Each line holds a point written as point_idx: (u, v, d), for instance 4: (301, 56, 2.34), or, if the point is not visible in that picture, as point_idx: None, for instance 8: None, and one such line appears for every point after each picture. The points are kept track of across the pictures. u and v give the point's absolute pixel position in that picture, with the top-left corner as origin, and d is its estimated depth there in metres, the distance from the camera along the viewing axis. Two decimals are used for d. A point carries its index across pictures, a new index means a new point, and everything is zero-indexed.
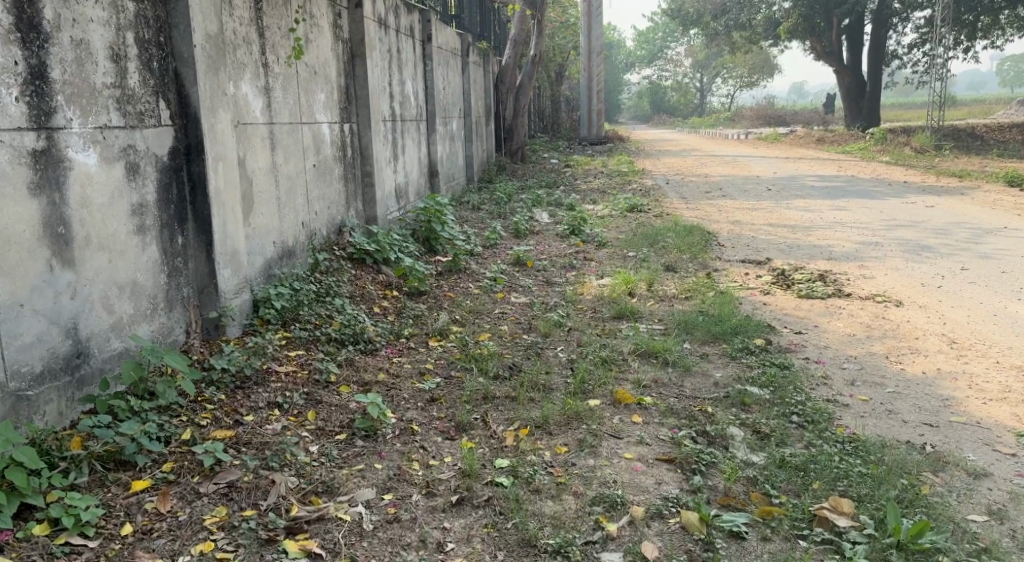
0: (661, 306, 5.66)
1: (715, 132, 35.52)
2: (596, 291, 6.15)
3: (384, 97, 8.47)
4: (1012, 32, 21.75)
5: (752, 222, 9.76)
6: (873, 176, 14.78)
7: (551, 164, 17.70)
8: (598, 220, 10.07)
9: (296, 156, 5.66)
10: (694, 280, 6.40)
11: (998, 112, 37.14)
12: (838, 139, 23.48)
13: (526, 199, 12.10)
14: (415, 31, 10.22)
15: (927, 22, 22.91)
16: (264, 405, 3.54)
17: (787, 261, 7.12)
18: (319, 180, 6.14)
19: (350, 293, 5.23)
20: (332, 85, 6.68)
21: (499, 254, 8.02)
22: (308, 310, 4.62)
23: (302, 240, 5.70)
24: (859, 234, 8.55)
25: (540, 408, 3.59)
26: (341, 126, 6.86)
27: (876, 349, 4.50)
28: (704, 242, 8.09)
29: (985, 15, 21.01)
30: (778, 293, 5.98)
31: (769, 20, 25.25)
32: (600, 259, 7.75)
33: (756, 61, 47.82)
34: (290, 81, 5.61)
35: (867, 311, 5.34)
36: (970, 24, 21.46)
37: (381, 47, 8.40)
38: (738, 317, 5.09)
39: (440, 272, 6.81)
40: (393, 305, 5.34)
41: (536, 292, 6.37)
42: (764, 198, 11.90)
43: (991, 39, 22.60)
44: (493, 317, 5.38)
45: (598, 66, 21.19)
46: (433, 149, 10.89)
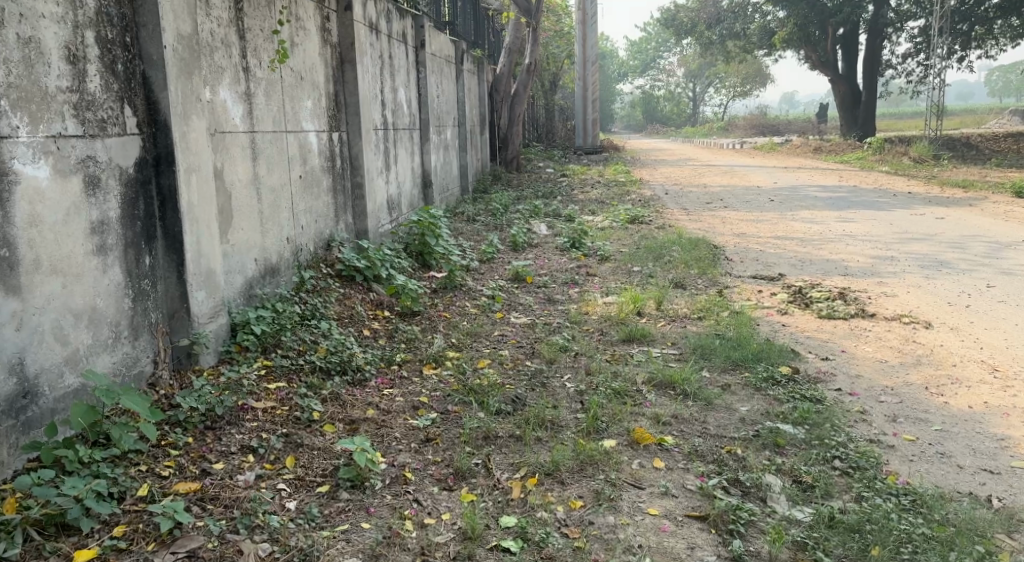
0: (672, 329, 5.29)
1: (709, 142, 35.27)
2: (602, 311, 5.78)
3: (375, 105, 8.10)
4: (1005, 41, 21.56)
5: (758, 234, 9.41)
6: (875, 186, 14.44)
7: (547, 173, 17.34)
8: (599, 232, 9.70)
9: (280, 167, 5.29)
10: (705, 298, 6.03)
11: (991, 122, 37.00)
12: (836, 148, 23.18)
13: (523, 210, 11.73)
14: (408, 37, 9.85)
15: (922, 31, 22.66)
16: (236, 449, 3.16)
17: (801, 277, 6.76)
18: (305, 193, 5.76)
19: (339, 315, 4.86)
20: (320, 92, 6.31)
21: (497, 269, 7.64)
22: (292, 334, 4.24)
23: (287, 257, 5.32)
24: (870, 247, 8.19)
25: (550, 451, 3.24)
26: (330, 134, 6.49)
27: (913, 379, 4.15)
28: (712, 257, 7.73)
29: (978, 25, 20.80)
30: (796, 312, 5.62)
31: (764, 29, 24.98)
32: (604, 275, 7.39)
33: (750, 70, 47.61)
34: (273, 87, 5.24)
35: (894, 334, 4.98)
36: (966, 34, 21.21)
37: (372, 52, 8.03)
38: (758, 341, 4.73)
39: (434, 289, 6.44)
40: (385, 328, 4.97)
41: (538, 311, 5.99)
42: (767, 209, 11.55)
43: (986, 49, 22.40)
44: (494, 341, 5.00)
45: (593, 75, 20.87)
46: (427, 158, 10.52)
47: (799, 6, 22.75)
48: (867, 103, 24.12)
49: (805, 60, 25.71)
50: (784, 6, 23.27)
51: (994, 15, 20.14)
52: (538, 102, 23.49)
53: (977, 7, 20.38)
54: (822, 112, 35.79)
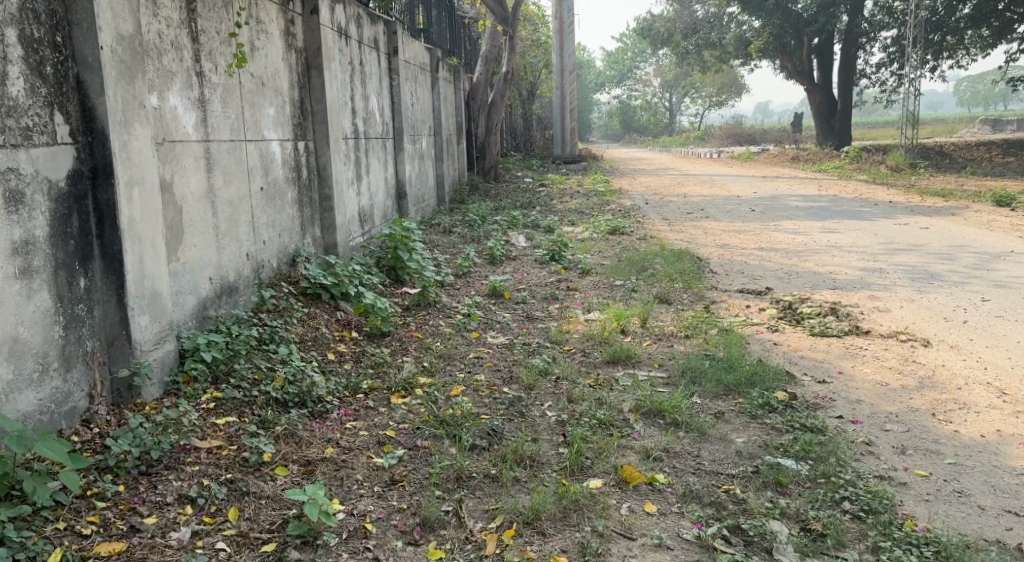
0: (658, 350, 5.00)
1: (687, 152, 35.16)
2: (583, 330, 5.48)
3: (345, 114, 7.79)
4: (976, 51, 21.62)
5: (741, 245, 9.15)
6: (856, 196, 14.23)
7: (525, 183, 17.05)
8: (579, 244, 9.39)
9: (237, 179, 5.02)
10: (692, 315, 5.75)
11: (962, 131, 37.24)
12: (813, 157, 23.08)
13: (501, 221, 11.42)
14: (380, 43, 9.54)
15: (896, 41, 22.67)
16: (172, 499, 2.86)
17: (790, 292, 6.49)
18: (267, 206, 5.49)
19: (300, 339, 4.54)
20: (284, 98, 6.03)
21: (474, 284, 7.33)
22: (247, 361, 3.92)
23: (246, 274, 5.05)
24: (857, 259, 7.94)
25: (529, 496, 2.96)
26: (295, 144, 6.20)
27: (918, 404, 3.88)
28: (696, 270, 7.44)
29: (950, 36, 20.82)
30: (788, 329, 5.34)
31: (740, 39, 24.94)
32: (585, 289, 7.08)
33: (726, 80, 47.64)
34: (230, 93, 4.99)
35: (892, 353, 4.72)
36: (939, 43, 21.18)
37: (341, 58, 7.72)
38: (751, 364, 4.45)
39: (407, 306, 6.13)
40: (350, 350, 4.65)
41: (516, 330, 5.68)
42: (749, 219, 11.28)
43: (959, 59, 22.44)
44: (470, 364, 4.68)
45: (571, 84, 20.64)
46: (401, 168, 10.19)
47: (775, 15, 22.67)
48: (843, 113, 24.05)
49: (781, 69, 25.63)
50: (760, 15, 23.18)
51: (966, 24, 20.12)
52: (518, 111, 23.20)
53: (948, 17, 20.35)
54: (798, 121, 35.79)
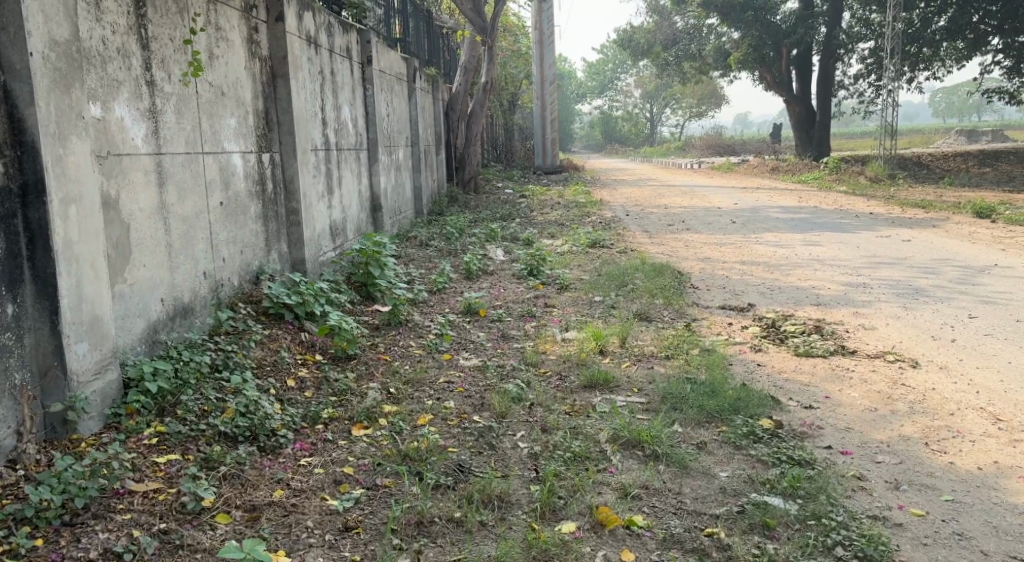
0: (638, 372, 4.78)
1: (669, 162, 35.09)
2: (559, 351, 5.26)
3: (315, 124, 7.62)
4: (951, 63, 21.70)
5: (722, 258, 8.96)
6: (836, 207, 14.10)
7: (505, 195, 16.83)
8: (558, 258, 9.18)
9: (196, 194, 4.96)
10: (673, 334, 5.54)
11: (937, 142, 37.50)
12: (793, 168, 23.03)
13: (479, 234, 11.19)
14: (353, 53, 9.34)
15: (874, 53, 22.71)
16: (97, 553, 2.69)
17: (773, 308, 6.29)
18: (228, 222, 5.43)
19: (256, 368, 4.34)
20: (246, 108, 5.97)
21: (449, 300, 7.11)
22: (195, 392, 3.73)
23: (205, 293, 4.99)
24: (840, 272, 7.77)
25: (497, 546, 2.78)
26: (259, 156, 6.12)
27: (909, 431, 3.67)
28: (676, 285, 7.24)
29: (927, 48, 20.88)
30: (772, 349, 5.13)
31: (719, 50, 24.93)
32: (563, 306, 6.86)
33: (705, 91, 47.78)
34: (186, 102, 4.94)
35: (880, 375, 4.51)
36: (915, 55, 21.22)
37: (309, 67, 7.58)
38: (734, 388, 4.24)
39: (376, 326, 5.92)
40: (312, 377, 4.46)
41: (490, 351, 5.45)
42: (730, 232, 11.11)
43: (935, 70, 22.50)
44: (439, 390, 4.46)
45: (551, 95, 20.48)
46: (377, 180, 9.95)
47: (754, 27, 22.65)
48: (822, 124, 24.05)
49: (761, 80, 25.62)
50: (738, 26, 23.16)
51: (941, 36, 20.17)
52: (498, 122, 22.99)
53: (924, 29, 20.38)
54: (777, 131, 35.85)
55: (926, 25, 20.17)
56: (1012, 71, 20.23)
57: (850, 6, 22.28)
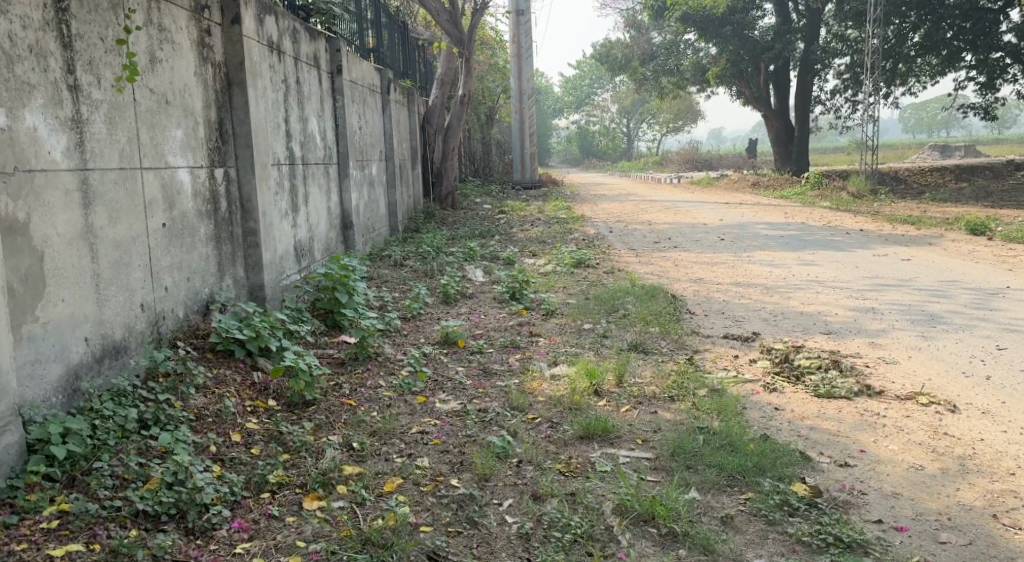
0: (641, 418, 4.19)
1: (648, 176, 34.58)
2: (549, 393, 4.67)
3: (277, 136, 7.13)
4: (926, 78, 21.46)
5: (715, 279, 8.38)
6: (824, 223, 13.59)
7: (483, 210, 16.21)
8: (542, 279, 8.58)
9: (128, 217, 4.68)
10: (675, 369, 4.97)
11: (915, 155, 37.21)
12: (774, 182, 22.62)
13: (457, 253, 10.57)
14: (321, 61, 8.74)
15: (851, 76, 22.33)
16: None
17: (781, 337, 5.72)
18: (170, 245, 5.16)
19: (193, 422, 3.96)
20: (196, 119, 5.64)
21: (424, 328, 6.50)
22: (114, 457, 3.34)
23: (140, 327, 4.70)
24: (845, 294, 7.20)
25: None
26: (210, 171, 5.79)
27: (968, 499, 3.14)
28: (669, 310, 6.65)
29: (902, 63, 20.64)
30: (790, 389, 4.54)
31: (697, 65, 24.56)
32: (549, 335, 6.26)
33: (682, 105, 47.47)
34: (119, 109, 4.61)
35: (917, 422, 3.93)
36: (892, 70, 20.95)
37: (272, 75, 7.05)
38: (753, 441, 3.67)
39: (342, 361, 5.37)
40: (262, 432, 4.02)
41: (470, 392, 4.85)
42: (719, 249, 10.53)
43: (911, 85, 22.26)
44: (411, 444, 3.90)
45: (529, 109, 19.96)
46: (348, 195, 9.34)
47: (732, 42, 22.30)
48: (802, 138, 23.74)
49: (739, 95, 25.26)
50: (716, 42, 22.79)
51: (917, 52, 19.92)
52: (475, 136, 22.40)
53: (900, 45, 20.11)
54: (754, 146, 35.44)
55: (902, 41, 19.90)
56: (986, 86, 20.02)
57: (827, 21, 22.00)
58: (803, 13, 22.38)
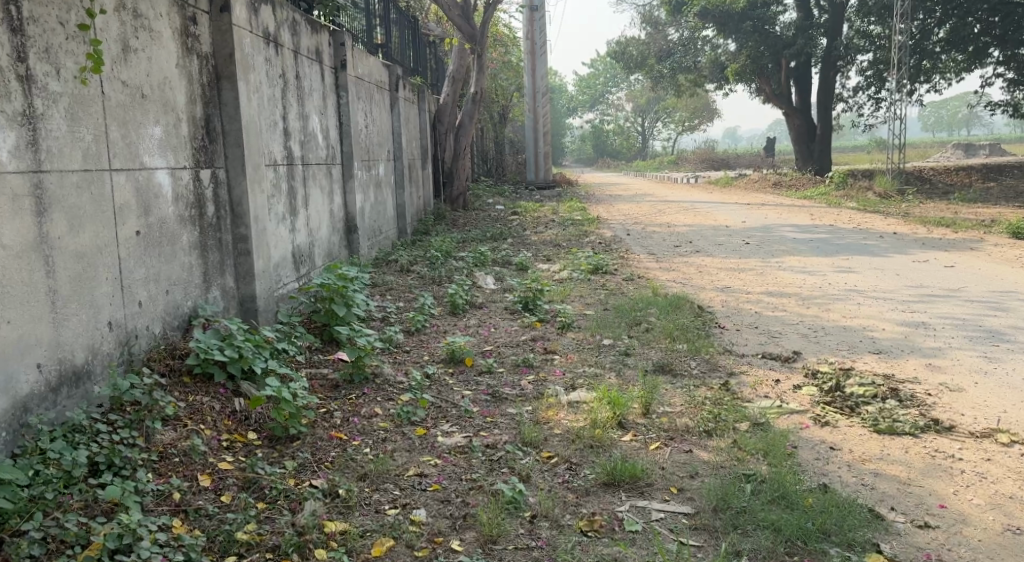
0: (673, 459, 3.63)
1: (665, 176, 33.85)
2: (569, 426, 4.12)
3: (273, 135, 6.60)
4: (951, 75, 20.79)
5: (745, 287, 7.78)
6: (854, 226, 12.93)
7: (495, 212, 15.64)
8: (557, 286, 8.02)
9: (94, 223, 4.17)
10: (710, 396, 4.41)
11: (938, 155, 36.35)
12: (796, 182, 21.93)
13: (467, 258, 10.00)
14: (324, 55, 8.21)
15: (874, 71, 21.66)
16: None
17: (826, 359, 5.13)
18: (146, 254, 4.65)
19: (155, 463, 3.46)
20: (180, 115, 5.13)
21: (429, 343, 5.95)
22: (50, 514, 2.93)
23: (106, 348, 4.20)
24: (890, 305, 6.59)
25: None
26: (195, 172, 5.27)
27: None
28: (698, 324, 6.06)
29: (927, 60, 19.99)
30: (844, 424, 3.96)
31: (715, 62, 23.76)
32: (565, 353, 5.68)
33: (699, 104, 46.72)
34: (83, 103, 4.11)
35: (1001, 467, 3.38)
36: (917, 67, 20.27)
37: (267, 69, 6.52)
38: (811, 494, 3.12)
39: (336, 385, 4.86)
40: (236, 475, 3.52)
41: (477, 423, 4.30)
42: (747, 254, 9.92)
43: (937, 82, 21.57)
44: (406, 492, 3.41)
45: (543, 107, 19.39)
46: (353, 198, 8.81)
47: (752, 37, 21.63)
48: (824, 137, 23.03)
49: (759, 93, 24.55)
50: (736, 37, 22.13)
51: (942, 48, 19.29)
52: (487, 135, 21.83)
53: (925, 41, 19.47)
54: (772, 145, 34.67)
55: (926, 36, 19.26)
56: (1015, 83, 19.33)
57: (850, 17, 21.34)
58: (826, 9, 21.70)
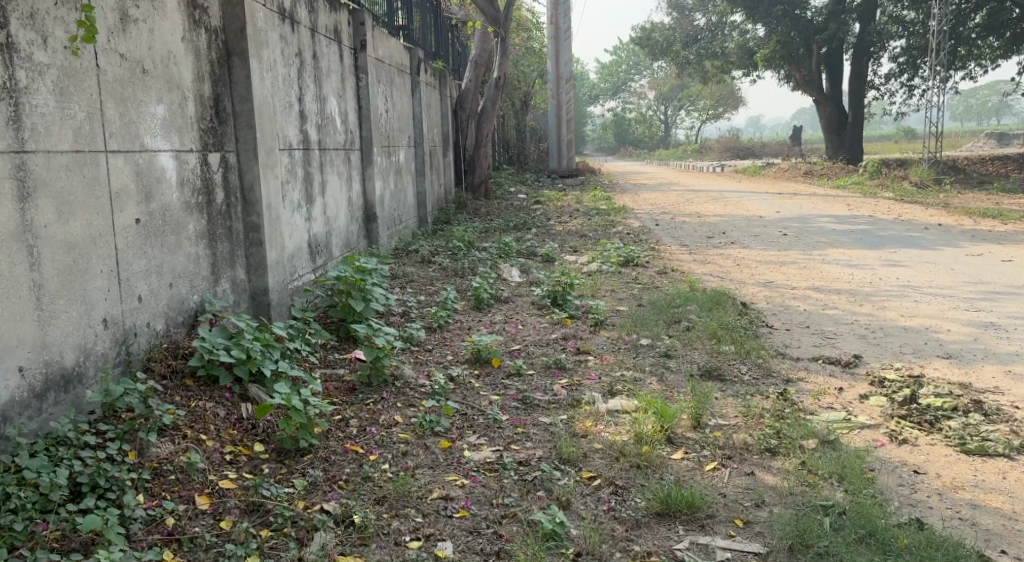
0: (734, 483, 3.20)
1: (689, 166, 33.20)
2: (611, 440, 3.70)
3: (288, 117, 6.18)
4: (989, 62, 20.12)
5: (788, 282, 7.31)
6: (895, 216, 12.37)
7: (518, 200, 15.20)
8: (588, 279, 7.58)
9: (88, 210, 3.78)
10: (767, 408, 3.96)
11: (970, 144, 35.51)
12: (828, 171, 21.30)
13: (491, 248, 9.58)
14: (343, 35, 7.78)
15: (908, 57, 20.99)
16: None
17: (891, 365, 4.68)
18: (147, 244, 4.25)
19: (148, 483, 3.07)
20: (186, 93, 4.71)
21: (453, 341, 5.54)
22: (16, 552, 2.60)
23: (101, 347, 3.81)
24: (950, 304, 6.11)
25: None
26: (203, 155, 4.86)
27: None
28: (743, 322, 5.59)
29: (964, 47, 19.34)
30: (925, 443, 3.54)
31: (743, 48, 23.15)
32: (600, 354, 5.24)
33: (723, 92, 45.95)
34: (74, 76, 3.71)
35: None
36: (954, 53, 19.59)
37: (283, 47, 6.11)
38: (903, 533, 2.73)
39: (352, 389, 4.46)
40: (238, 497, 3.12)
41: (508, 434, 3.88)
42: (785, 246, 9.43)
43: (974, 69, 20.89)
44: (431, 519, 3.02)
45: (567, 93, 18.88)
46: (372, 185, 8.39)
47: (783, 21, 21.01)
48: (856, 125, 22.35)
49: (788, 80, 23.87)
50: (766, 22, 21.50)
51: (980, 34, 18.67)
52: (508, 122, 21.36)
53: (961, 26, 18.85)
54: (798, 134, 33.96)
55: (963, 21, 18.63)
56: None
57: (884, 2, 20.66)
58: None
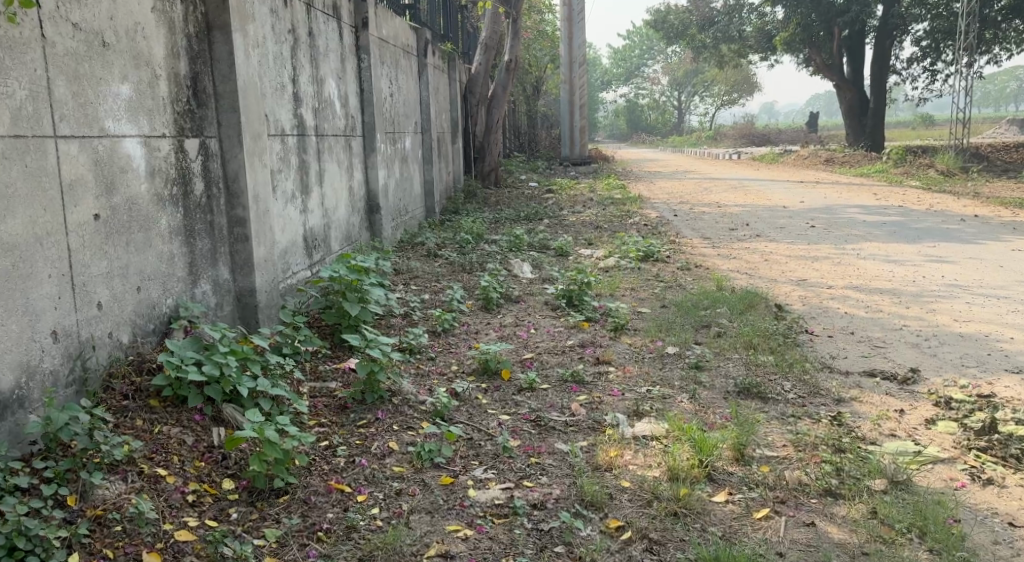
0: (792, 539, 2.74)
1: (704, 153, 32.53)
2: (643, 475, 3.18)
3: (279, 100, 5.64)
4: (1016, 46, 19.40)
5: (822, 280, 6.73)
6: (926, 207, 11.75)
7: (529, 189, 14.63)
8: (605, 276, 7.03)
9: (31, 204, 3.27)
10: (821, 435, 3.43)
11: (991, 131, 34.67)
12: (849, 159, 20.62)
13: (502, 241, 9.03)
14: (343, 12, 7.22)
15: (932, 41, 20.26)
16: None
17: (956, 382, 4.12)
18: (111, 242, 3.73)
19: (86, 538, 2.61)
20: (157, 70, 4.16)
21: (458, 347, 5.01)
22: None
23: (50, 364, 3.31)
24: (1007, 306, 5.53)
25: None
26: (178, 141, 4.31)
27: None
28: (781, 329, 5.02)
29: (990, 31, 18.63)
30: (1014, 485, 3.05)
31: (762, 31, 22.52)
32: (622, 364, 4.68)
33: (739, 78, 45.17)
34: (10, 47, 3.19)
35: None
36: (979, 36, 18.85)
37: (273, 22, 5.55)
38: None
39: (341, 407, 3.94)
40: (196, 553, 2.66)
41: (521, 464, 3.36)
42: (815, 239, 8.86)
43: (1000, 54, 20.15)
44: None
45: (580, 77, 18.25)
46: (375, 174, 7.83)
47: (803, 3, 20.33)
48: (877, 111, 21.61)
49: (807, 64, 23.14)
50: (785, 4, 20.82)
51: (1007, 16, 17.96)
52: (519, 108, 20.78)
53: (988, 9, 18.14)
54: (814, 121, 33.17)
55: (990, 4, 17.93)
56: None
57: None
58: None
